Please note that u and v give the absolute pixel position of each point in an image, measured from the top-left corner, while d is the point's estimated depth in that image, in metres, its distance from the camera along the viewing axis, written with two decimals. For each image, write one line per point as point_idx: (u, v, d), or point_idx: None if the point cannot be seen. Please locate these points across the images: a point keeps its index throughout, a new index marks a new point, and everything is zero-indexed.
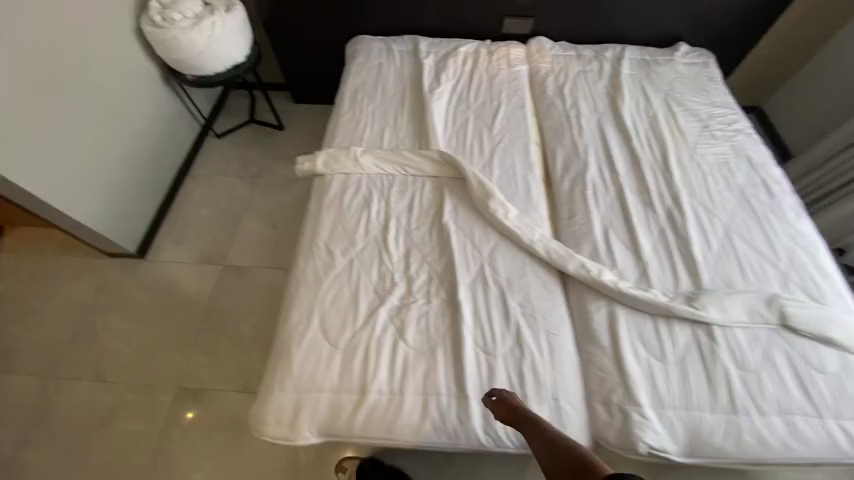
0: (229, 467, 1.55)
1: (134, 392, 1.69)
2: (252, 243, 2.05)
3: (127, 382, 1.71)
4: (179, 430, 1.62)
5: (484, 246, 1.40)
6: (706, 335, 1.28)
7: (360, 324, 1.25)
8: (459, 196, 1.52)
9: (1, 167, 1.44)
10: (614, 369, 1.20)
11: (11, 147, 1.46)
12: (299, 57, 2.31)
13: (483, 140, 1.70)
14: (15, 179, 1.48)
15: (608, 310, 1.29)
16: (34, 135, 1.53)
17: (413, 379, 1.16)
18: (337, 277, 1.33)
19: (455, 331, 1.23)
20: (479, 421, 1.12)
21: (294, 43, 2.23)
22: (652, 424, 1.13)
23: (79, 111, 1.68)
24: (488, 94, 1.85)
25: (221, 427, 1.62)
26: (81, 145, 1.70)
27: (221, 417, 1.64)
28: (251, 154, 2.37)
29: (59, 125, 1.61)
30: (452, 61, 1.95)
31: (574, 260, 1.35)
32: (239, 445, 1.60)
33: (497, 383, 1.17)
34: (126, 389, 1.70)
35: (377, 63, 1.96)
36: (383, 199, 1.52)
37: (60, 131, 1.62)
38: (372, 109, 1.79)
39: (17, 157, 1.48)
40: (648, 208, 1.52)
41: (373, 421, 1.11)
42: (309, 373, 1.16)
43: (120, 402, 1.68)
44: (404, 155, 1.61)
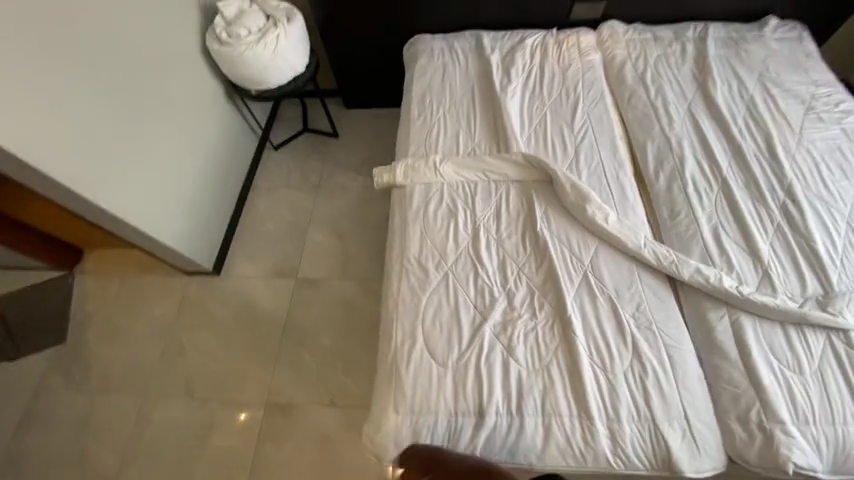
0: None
1: (226, 408, 1.74)
2: (320, 255, 2.05)
3: (219, 398, 1.76)
4: (274, 444, 1.65)
5: (585, 254, 1.33)
6: (844, 343, 1.13)
7: (466, 342, 1.20)
8: (548, 201, 1.45)
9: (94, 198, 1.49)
10: (746, 381, 1.10)
11: (99, 177, 1.50)
12: (352, 61, 2.25)
13: (565, 138, 1.62)
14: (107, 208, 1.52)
15: (730, 318, 1.19)
16: (118, 164, 1.57)
17: (531, 400, 1.11)
18: (435, 292, 1.29)
19: (568, 347, 1.17)
20: (607, 442, 1.06)
21: (348, 47, 2.19)
22: (799, 442, 1.03)
23: (156, 136, 1.71)
24: (563, 88, 1.76)
25: (314, 441, 1.64)
26: (160, 170, 1.74)
27: (312, 431, 1.65)
28: (310, 164, 2.36)
29: (139, 151, 1.65)
30: (520, 56, 1.86)
31: (687, 265, 1.26)
32: (334, 460, 1.61)
33: (621, 401, 1.10)
34: (219, 404, 1.74)
35: (441, 64, 1.90)
36: (469, 208, 1.47)
37: (141, 157, 1.66)
38: (443, 113, 1.73)
39: (106, 186, 1.52)
40: (758, 203, 1.39)
41: (494, 444, 1.08)
42: (423, 395, 1.13)
43: (214, 417, 1.73)
44: (484, 160, 1.54)
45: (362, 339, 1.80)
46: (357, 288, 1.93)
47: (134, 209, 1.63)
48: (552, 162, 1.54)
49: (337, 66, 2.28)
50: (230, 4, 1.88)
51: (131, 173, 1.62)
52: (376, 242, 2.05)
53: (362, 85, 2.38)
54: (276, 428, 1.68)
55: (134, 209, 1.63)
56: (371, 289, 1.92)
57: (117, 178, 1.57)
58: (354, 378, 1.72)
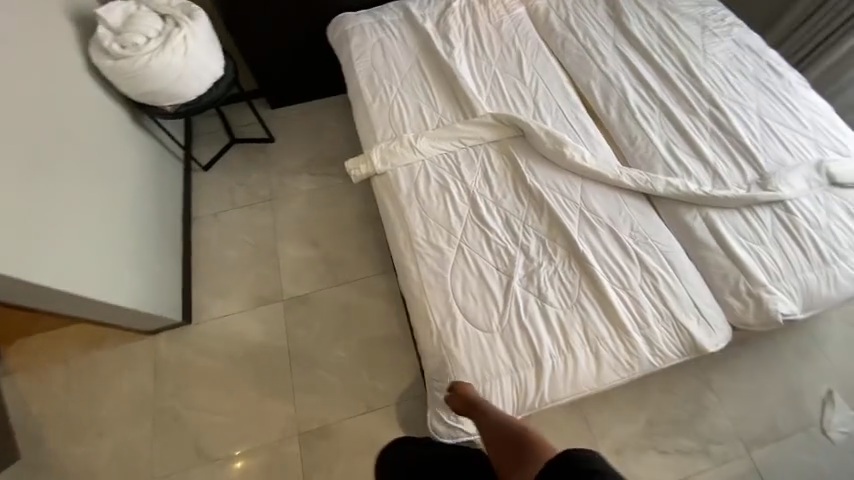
0: None
1: (254, 456, 1.58)
2: (302, 268, 1.90)
3: (243, 450, 1.59)
4: (321, 472, 1.56)
5: (574, 193, 1.43)
6: (783, 210, 1.38)
7: (502, 303, 1.23)
8: (528, 154, 1.51)
9: (32, 274, 1.17)
10: (729, 262, 1.30)
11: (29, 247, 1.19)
12: (272, 54, 2.06)
13: (521, 90, 1.68)
14: (51, 282, 1.22)
15: (702, 216, 1.38)
16: (45, 226, 1.25)
17: (576, 335, 1.19)
18: (456, 267, 1.29)
19: (589, 277, 1.27)
20: (645, 346, 1.19)
21: (264, 38, 1.99)
22: (779, 294, 1.24)
23: (74, 183, 1.39)
24: (502, 45, 1.82)
25: (363, 452, 1.58)
26: (91, 222, 1.43)
27: (357, 445, 1.59)
28: (254, 177, 2.13)
29: (63, 206, 1.33)
30: (453, 20, 1.87)
31: (659, 181, 1.42)
32: None
33: (645, 310, 1.23)
34: (245, 456, 1.58)
35: (377, 41, 1.82)
36: (457, 178, 1.48)
37: (67, 212, 1.34)
38: (397, 90, 1.69)
39: (40, 257, 1.21)
40: (692, 115, 1.61)
41: (558, 385, 1.15)
42: (481, 365, 1.15)
43: (244, 471, 1.56)
44: (456, 128, 1.54)
45: (377, 338, 1.75)
46: (353, 291, 1.84)
47: (80, 275, 1.33)
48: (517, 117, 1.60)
49: (255, 61, 2.06)
50: (112, 10, 1.57)
51: (60, 233, 1.30)
52: (357, 240, 1.97)
53: (288, 79, 2.19)
54: (318, 455, 1.58)
55: (81, 275, 1.33)
56: (368, 287, 1.85)
57: (50, 244, 1.25)
58: (383, 378, 1.68)
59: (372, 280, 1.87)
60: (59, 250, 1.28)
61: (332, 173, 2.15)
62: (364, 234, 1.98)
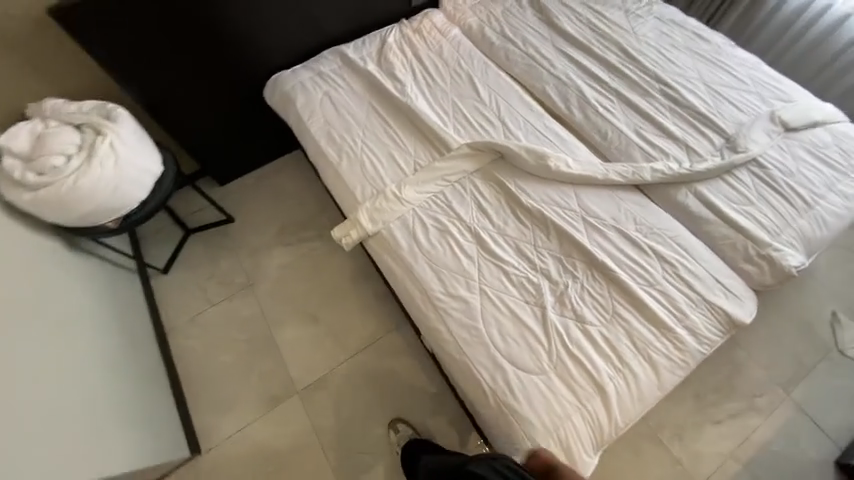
0: None
1: None
2: (308, 350, 1.74)
3: None
4: None
5: (571, 202, 1.42)
6: (757, 167, 1.46)
7: (544, 338, 1.18)
8: (513, 175, 1.48)
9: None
10: (732, 230, 1.34)
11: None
12: (210, 131, 1.90)
13: (484, 111, 1.66)
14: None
15: (692, 193, 1.42)
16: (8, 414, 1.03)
17: (626, 347, 1.17)
18: (486, 313, 1.22)
19: (615, 284, 1.26)
20: (691, 338, 1.19)
21: (198, 118, 1.82)
22: (785, 249, 1.30)
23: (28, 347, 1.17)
24: (449, 70, 1.79)
25: None
26: (59, 384, 1.20)
27: None
28: (225, 266, 1.95)
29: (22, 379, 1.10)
30: (393, 56, 1.82)
31: (644, 169, 1.44)
32: None
33: (678, 301, 1.23)
34: None
35: (323, 94, 1.72)
36: (454, 218, 1.41)
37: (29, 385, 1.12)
38: (361, 141, 1.60)
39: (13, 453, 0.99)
40: (647, 97, 1.67)
41: (626, 406, 1.11)
42: (547, 411, 1.09)
43: None
44: (435, 167, 1.49)
45: (412, 400, 1.63)
46: (370, 358, 1.72)
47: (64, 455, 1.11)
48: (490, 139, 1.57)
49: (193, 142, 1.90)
50: (15, 135, 1.35)
51: (30, 413, 1.07)
52: (357, 301, 1.84)
53: (232, 151, 2.04)
54: None
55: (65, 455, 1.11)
56: (385, 349, 1.73)
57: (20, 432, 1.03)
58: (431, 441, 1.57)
59: (387, 339, 1.75)
60: (35, 438, 1.05)
61: (308, 238, 2.01)
62: (363, 293, 1.86)
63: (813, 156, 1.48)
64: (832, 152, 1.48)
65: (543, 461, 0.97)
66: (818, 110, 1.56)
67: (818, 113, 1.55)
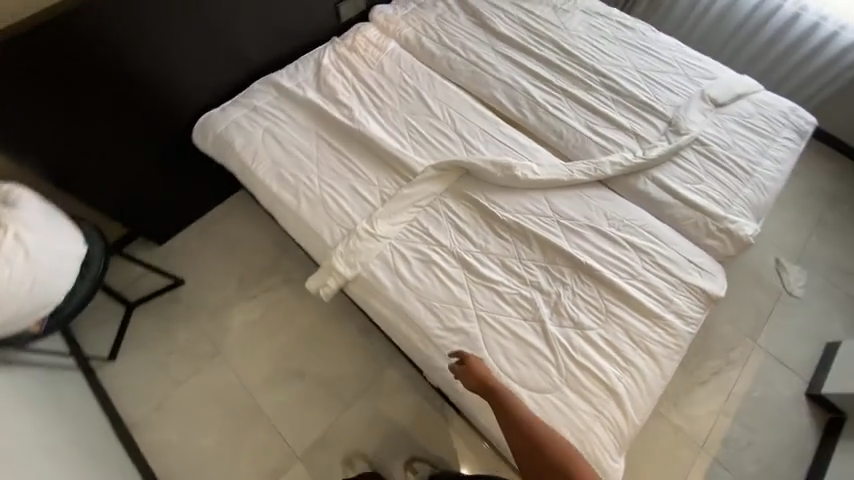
0: None
1: None
2: (300, 409, 1.62)
3: None
4: None
5: (544, 207, 1.43)
6: (700, 145, 1.56)
7: (549, 353, 1.18)
8: (483, 189, 1.46)
9: None
10: (692, 209, 1.42)
11: None
12: (136, 190, 1.67)
13: (439, 127, 1.61)
14: None
15: (651, 179, 1.49)
16: None
17: (626, 344, 1.20)
18: (488, 340, 1.19)
19: (602, 283, 1.29)
20: (679, 321, 1.25)
21: (119, 178, 1.59)
22: (739, 219, 1.40)
23: None
24: (395, 87, 1.72)
25: None
26: None
27: None
28: (186, 337, 1.74)
29: None
30: (333, 80, 1.70)
31: (604, 164, 1.48)
32: None
33: (660, 288, 1.29)
34: None
35: (263, 132, 1.57)
36: (433, 245, 1.36)
37: None
38: (317, 178, 1.48)
39: None
40: (590, 90, 1.72)
41: (638, 402, 1.14)
42: (568, 427, 1.09)
43: None
44: (404, 195, 1.42)
45: (422, 434, 1.58)
46: (369, 401, 1.63)
47: None
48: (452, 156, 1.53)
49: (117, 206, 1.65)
50: None
51: None
52: (344, 344, 1.73)
53: (166, 206, 1.81)
54: None
55: None
56: (383, 388, 1.65)
57: None
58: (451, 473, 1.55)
59: (383, 378, 1.67)
60: None
61: (275, 286, 1.85)
62: (347, 334, 1.75)
63: (742, 127, 1.62)
64: (757, 121, 1.63)
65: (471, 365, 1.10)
66: (737, 83, 1.71)
67: (738, 86, 1.70)
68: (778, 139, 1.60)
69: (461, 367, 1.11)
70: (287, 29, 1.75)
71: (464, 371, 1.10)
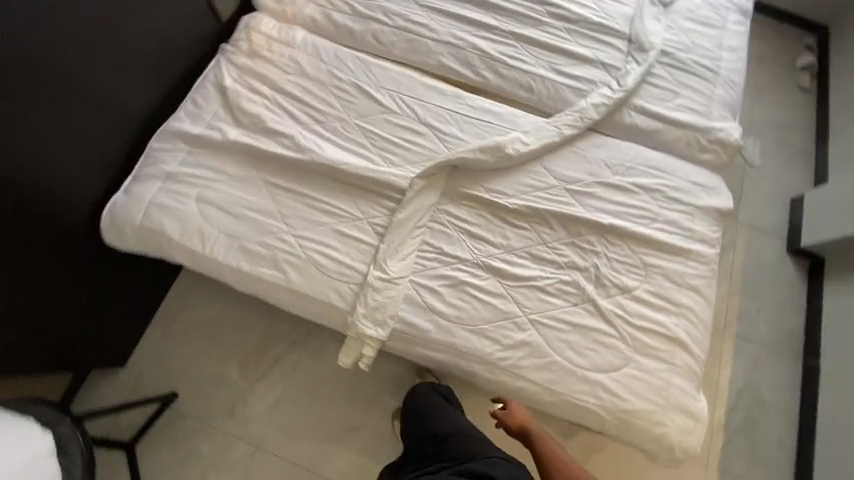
0: None
1: None
2: (370, 462, 1.54)
3: None
4: None
5: (547, 178, 1.32)
6: (665, 56, 1.49)
7: (610, 328, 1.16)
8: (479, 180, 1.30)
9: None
10: (680, 129, 1.40)
11: None
12: (70, 324, 1.33)
13: (401, 123, 1.37)
14: None
15: (634, 109, 1.41)
16: None
17: (672, 290, 1.21)
18: (551, 342, 1.15)
19: (630, 238, 1.26)
20: (705, 247, 1.28)
21: (45, 318, 1.26)
22: (722, 124, 1.41)
23: None
24: (328, 89, 1.41)
25: None
26: None
27: None
28: (212, 448, 1.53)
29: None
30: (252, 106, 1.36)
31: (587, 109, 1.38)
32: None
33: (680, 221, 1.29)
34: None
35: (197, 203, 1.24)
36: (455, 263, 1.22)
37: None
38: (293, 236, 1.22)
39: None
40: (540, 25, 1.52)
41: (699, 339, 1.18)
42: (653, 391, 1.12)
43: None
44: (401, 220, 1.23)
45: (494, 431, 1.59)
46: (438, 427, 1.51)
47: None
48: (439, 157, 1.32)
49: (54, 349, 1.33)
50: None
51: None
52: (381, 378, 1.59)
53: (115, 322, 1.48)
54: None
55: None
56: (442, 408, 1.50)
57: None
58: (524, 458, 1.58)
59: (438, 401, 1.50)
60: None
61: (283, 353, 1.63)
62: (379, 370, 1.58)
63: (695, 23, 1.55)
64: (705, 11, 1.57)
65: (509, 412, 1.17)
66: None
67: None
68: (728, 25, 1.57)
69: (501, 412, 1.17)
70: (155, 58, 1.36)
71: (507, 416, 1.16)
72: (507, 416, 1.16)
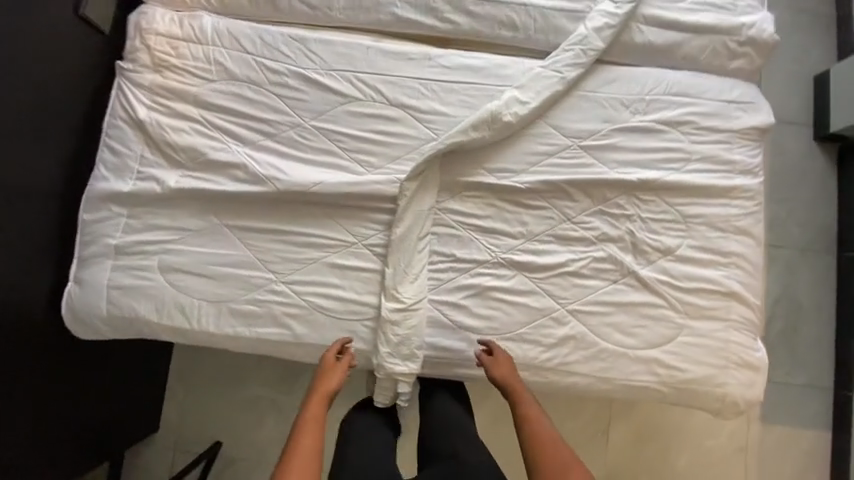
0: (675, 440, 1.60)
1: None
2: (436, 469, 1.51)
3: None
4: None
5: (556, 139, 1.10)
6: None
7: (657, 298, 1.05)
8: (478, 161, 1.09)
9: None
10: (702, 36, 1.13)
11: None
12: (81, 406, 1.22)
13: (367, 112, 1.11)
14: None
15: (645, 21, 1.13)
16: None
17: (716, 238, 1.08)
18: (595, 329, 1.04)
19: (663, 190, 1.08)
20: (745, 178, 1.11)
21: (55, 427, 1.16)
22: (753, 17, 1.14)
23: None
24: (269, 90, 1.12)
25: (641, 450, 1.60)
26: None
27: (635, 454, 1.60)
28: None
29: None
30: (185, 138, 1.10)
31: (588, 37, 1.11)
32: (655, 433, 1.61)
33: (715, 155, 1.11)
34: None
35: (163, 273, 1.07)
36: (475, 268, 1.06)
37: None
38: (285, 284, 1.06)
39: None
40: None
41: (750, 284, 1.08)
42: (709, 352, 1.05)
43: None
44: (402, 235, 1.04)
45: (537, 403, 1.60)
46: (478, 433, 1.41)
47: None
48: (426, 145, 1.09)
49: (67, 437, 1.20)
50: None
51: None
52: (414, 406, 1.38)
53: (126, 398, 1.38)
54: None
55: None
56: (480, 406, 1.42)
57: None
58: (565, 425, 1.59)
59: (475, 401, 1.41)
60: None
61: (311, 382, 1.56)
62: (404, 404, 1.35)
63: None
64: None
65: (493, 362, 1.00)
66: None
67: None
68: None
69: (487, 358, 1.01)
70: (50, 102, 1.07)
71: (498, 368, 0.99)
72: (492, 364, 1.00)
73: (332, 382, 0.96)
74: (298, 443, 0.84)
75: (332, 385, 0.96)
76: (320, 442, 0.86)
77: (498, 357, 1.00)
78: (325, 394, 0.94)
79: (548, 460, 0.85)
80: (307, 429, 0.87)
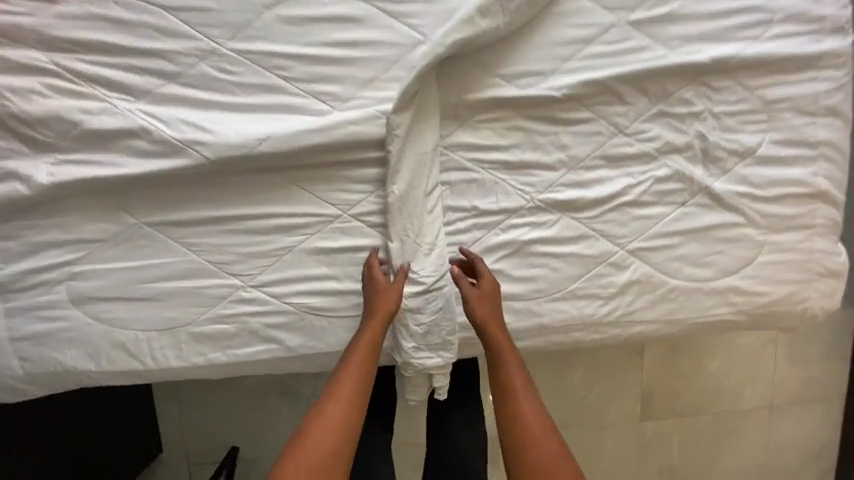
0: (701, 354, 1.56)
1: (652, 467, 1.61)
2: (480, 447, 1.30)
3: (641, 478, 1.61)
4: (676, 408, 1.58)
5: (594, 15, 0.76)
6: None
7: (731, 216, 0.84)
8: (489, 66, 0.76)
9: None
10: None
11: None
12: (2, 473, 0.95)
13: (313, 14, 0.72)
14: None
15: None
16: None
17: (802, 126, 0.83)
18: (662, 267, 0.84)
19: (737, 70, 0.80)
20: (839, 36, 0.83)
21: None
22: None
23: None
24: (149, 1, 0.71)
25: (672, 373, 1.56)
26: None
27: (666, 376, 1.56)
28: None
29: None
30: (40, 103, 0.71)
31: None
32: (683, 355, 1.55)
33: (802, 9, 0.81)
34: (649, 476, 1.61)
35: (82, 306, 0.76)
36: (507, 220, 0.79)
37: None
38: (257, 288, 0.77)
39: None
40: None
41: (839, 177, 0.87)
42: (791, 268, 0.87)
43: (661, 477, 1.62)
44: (404, 194, 0.75)
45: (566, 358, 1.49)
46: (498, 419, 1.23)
47: None
48: (413, 54, 0.74)
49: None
50: None
51: None
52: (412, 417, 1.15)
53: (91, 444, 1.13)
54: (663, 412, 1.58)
55: None
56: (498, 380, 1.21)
57: None
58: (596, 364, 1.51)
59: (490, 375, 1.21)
60: None
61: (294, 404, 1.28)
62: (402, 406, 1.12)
63: None
64: None
65: (477, 297, 0.76)
66: None
67: None
68: None
69: (469, 289, 0.76)
70: None
71: (484, 309, 0.76)
72: (476, 299, 0.75)
73: (393, 305, 0.74)
74: (341, 381, 0.72)
75: (392, 307, 0.74)
76: (368, 379, 0.73)
77: (488, 293, 0.76)
78: (385, 315, 0.74)
79: (533, 442, 0.68)
80: (354, 362, 0.73)
